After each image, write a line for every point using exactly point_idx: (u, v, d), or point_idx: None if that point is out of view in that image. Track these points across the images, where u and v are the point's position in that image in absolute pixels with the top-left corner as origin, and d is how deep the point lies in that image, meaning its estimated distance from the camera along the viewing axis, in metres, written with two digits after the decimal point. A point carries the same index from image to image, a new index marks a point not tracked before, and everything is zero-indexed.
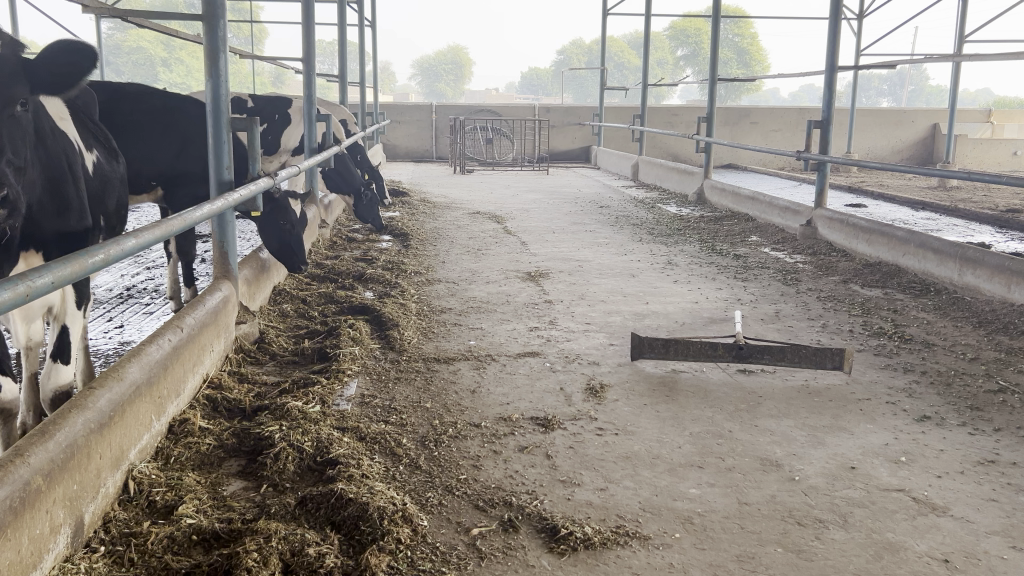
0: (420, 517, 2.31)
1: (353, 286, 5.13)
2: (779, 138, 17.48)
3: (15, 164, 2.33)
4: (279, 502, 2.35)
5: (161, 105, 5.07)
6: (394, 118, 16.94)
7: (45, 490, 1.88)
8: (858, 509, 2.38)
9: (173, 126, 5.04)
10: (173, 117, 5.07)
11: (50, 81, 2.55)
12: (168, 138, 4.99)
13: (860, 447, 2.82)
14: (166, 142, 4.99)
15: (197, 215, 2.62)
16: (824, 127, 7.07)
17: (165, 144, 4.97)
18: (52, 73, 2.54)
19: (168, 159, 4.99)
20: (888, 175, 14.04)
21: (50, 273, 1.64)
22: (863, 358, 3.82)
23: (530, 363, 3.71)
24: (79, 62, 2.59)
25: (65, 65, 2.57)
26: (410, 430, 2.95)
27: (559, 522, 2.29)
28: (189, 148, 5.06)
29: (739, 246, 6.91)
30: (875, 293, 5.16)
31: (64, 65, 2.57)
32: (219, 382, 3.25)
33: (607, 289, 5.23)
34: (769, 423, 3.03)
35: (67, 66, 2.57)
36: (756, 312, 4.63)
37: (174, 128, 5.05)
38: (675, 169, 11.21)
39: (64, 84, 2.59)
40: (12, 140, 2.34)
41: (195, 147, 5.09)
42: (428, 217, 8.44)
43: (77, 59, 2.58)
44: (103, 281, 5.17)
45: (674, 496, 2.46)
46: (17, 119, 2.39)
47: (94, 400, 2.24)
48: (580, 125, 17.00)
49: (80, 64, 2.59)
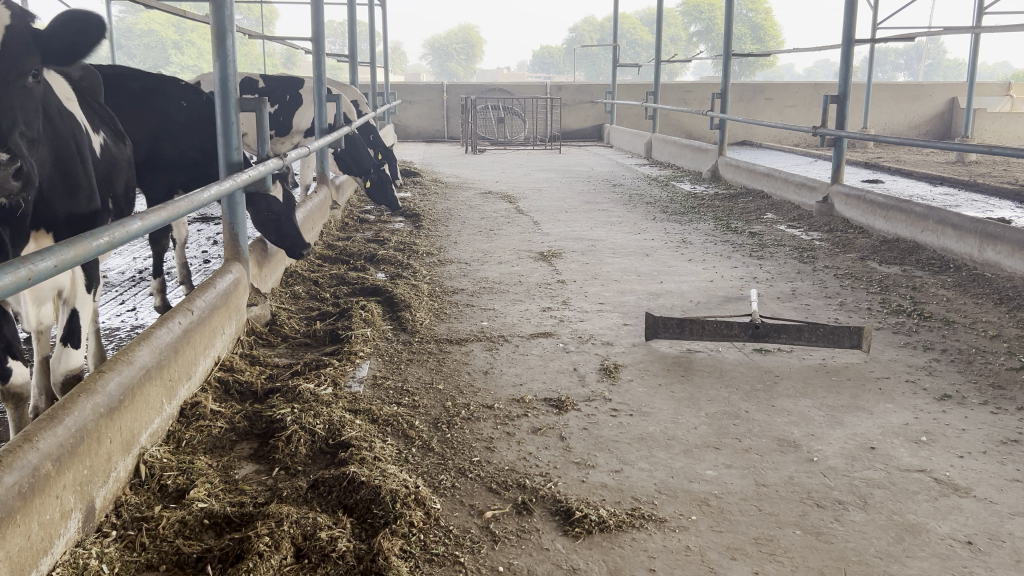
0: (433, 500, 2.29)
1: (365, 267, 5.09)
2: (794, 115, 17.30)
3: (26, 135, 2.31)
4: (291, 487, 2.33)
5: (138, 90, 4.62)
6: (405, 98, 16.86)
7: (55, 475, 1.87)
8: (878, 490, 2.34)
9: (150, 113, 4.63)
10: (151, 103, 4.65)
11: (58, 53, 2.51)
12: (144, 127, 4.59)
13: (880, 427, 2.77)
14: (142, 131, 4.59)
15: (207, 196, 2.58)
16: (841, 103, 6.96)
17: (141, 134, 4.58)
18: (61, 45, 2.51)
19: (143, 150, 4.61)
20: (905, 150, 13.86)
21: (52, 256, 1.58)
22: (881, 336, 3.76)
23: (543, 344, 3.67)
24: (88, 33, 2.57)
25: (73, 37, 2.54)
26: (423, 412, 2.92)
27: (574, 505, 2.26)
28: (167, 138, 4.67)
29: (754, 224, 6.84)
30: (893, 270, 5.08)
31: (73, 38, 2.54)
32: (231, 365, 3.24)
33: (621, 268, 5.18)
34: (787, 403, 2.99)
35: (76, 37, 2.54)
36: (773, 291, 4.57)
37: (152, 115, 4.63)
38: (689, 146, 11.11)
39: (72, 56, 2.55)
40: (23, 111, 2.31)
41: (175, 135, 4.69)
42: (440, 197, 8.40)
43: (85, 29, 2.56)
44: (115, 265, 5.16)
45: (691, 478, 2.43)
46: (28, 91, 2.36)
47: (103, 384, 2.22)
48: (592, 103, 16.87)
49: (89, 34, 2.57)
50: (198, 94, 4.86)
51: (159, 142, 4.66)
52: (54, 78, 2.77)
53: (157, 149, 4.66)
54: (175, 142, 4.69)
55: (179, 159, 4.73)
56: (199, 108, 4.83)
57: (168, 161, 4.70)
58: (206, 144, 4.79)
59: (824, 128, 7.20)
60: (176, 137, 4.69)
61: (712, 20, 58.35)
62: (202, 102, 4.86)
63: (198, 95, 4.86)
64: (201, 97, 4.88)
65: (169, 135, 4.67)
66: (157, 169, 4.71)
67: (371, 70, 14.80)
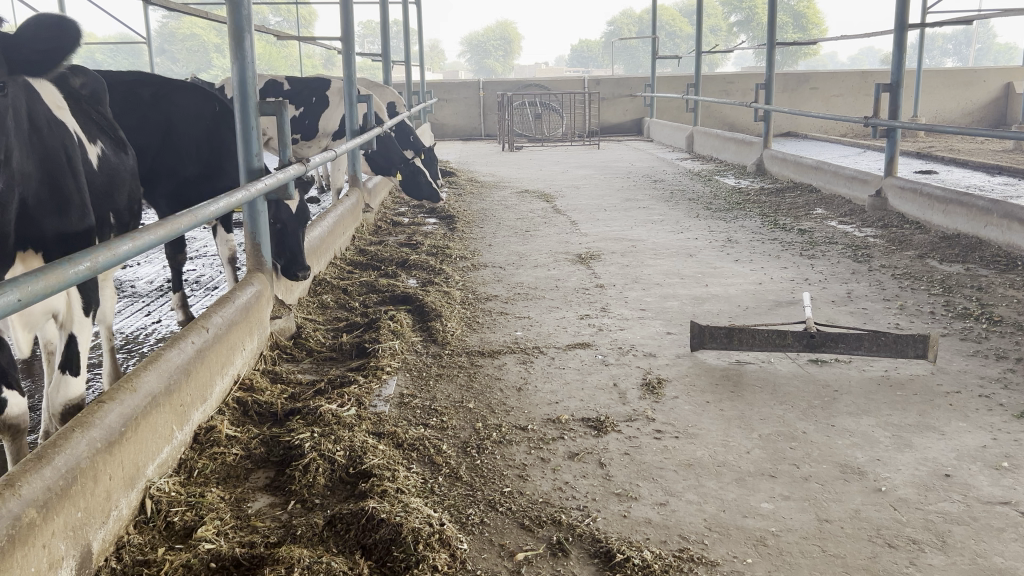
0: (460, 539, 2.09)
1: (395, 273, 4.91)
2: (841, 104, 16.83)
3: None
4: (306, 523, 2.15)
5: (146, 94, 4.54)
6: (441, 96, 16.70)
7: (41, 524, 1.69)
8: (958, 527, 2.08)
9: (158, 119, 4.53)
10: (159, 108, 4.55)
11: (30, 63, 2.20)
12: (151, 131, 4.48)
13: (954, 451, 2.51)
14: (149, 137, 4.48)
15: (212, 209, 2.39)
16: (894, 92, 6.58)
17: (148, 139, 4.45)
18: (31, 55, 2.19)
19: (147, 157, 4.47)
20: (958, 138, 13.35)
21: (16, 289, 1.38)
22: (948, 344, 3.47)
23: (581, 356, 3.45)
24: (62, 41, 2.23)
25: (45, 44, 2.20)
26: (451, 435, 2.72)
27: (615, 546, 2.04)
28: (172, 144, 4.55)
29: (804, 220, 6.53)
30: (956, 269, 4.77)
31: (44, 47, 2.21)
32: (251, 383, 3.08)
33: (663, 270, 4.93)
34: (847, 423, 2.73)
35: (48, 44, 2.21)
36: (826, 294, 4.29)
37: (158, 122, 4.53)
38: (732, 139, 10.77)
39: (44, 65, 2.22)
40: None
41: (182, 143, 4.58)
42: (475, 197, 8.20)
43: (59, 36, 2.22)
44: (143, 275, 5.08)
45: (745, 513, 2.19)
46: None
47: (102, 416, 2.06)
48: (632, 97, 16.56)
49: (63, 40, 2.23)
50: (211, 101, 4.77)
51: (164, 147, 4.53)
52: (45, 86, 2.62)
53: (161, 156, 4.53)
54: (182, 148, 4.58)
55: (183, 170, 4.59)
56: (209, 115, 4.72)
57: (173, 171, 4.56)
58: (209, 148, 4.66)
59: (877, 117, 6.81)
60: (182, 142, 4.57)
61: (753, 9, 57.36)
62: (213, 109, 4.75)
63: (211, 103, 4.76)
64: (213, 105, 4.78)
65: (173, 141, 4.55)
66: (160, 176, 4.54)
67: (407, 69, 14.61)
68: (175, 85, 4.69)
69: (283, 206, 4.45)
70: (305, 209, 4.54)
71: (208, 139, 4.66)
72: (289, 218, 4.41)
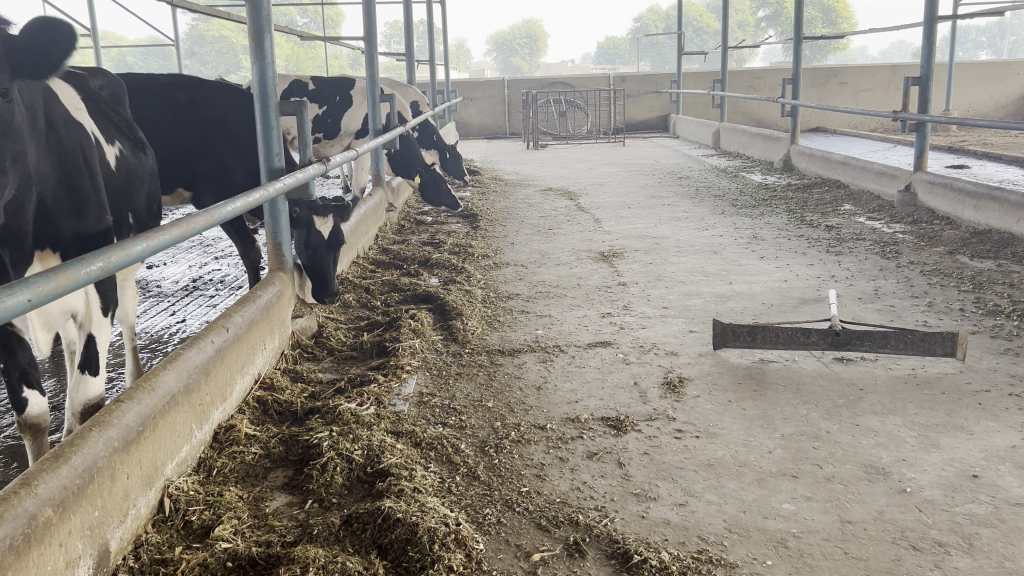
0: (477, 540, 2.07)
1: (417, 272, 4.91)
2: (871, 98, 16.61)
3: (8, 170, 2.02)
4: (323, 523, 2.15)
5: (184, 96, 4.60)
6: (466, 95, 16.71)
7: (57, 523, 1.70)
8: (986, 530, 2.03)
9: (195, 119, 4.60)
10: (196, 108, 4.62)
11: (29, 66, 2.15)
12: (188, 132, 4.55)
13: (982, 451, 2.45)
14: (186, 138, 4.56)
15: (229, 209, 2.39)
16: (923, 85, 6.47)
17: (184, 141, 4.53)
18: (29, 55, 2.14)
19: (186, 159, 4.57)
20: (991, 132, 13.12)
21: (27, 289, 1.37)
22: (977, 342, 3.40)
23: (601, 354, 3.43)
24: (59, 42, 2.19)
25: (44, 45, 2.16)
26: (469, 434, 2.71)
27: (632, 547, 2.01)
28: (210, 145, 4.63)
29: (831, 216, 6.44)
30: (987, 265, 4.68)
31: (45, 49, 2.17)
32: (272, 382, 3.09)
33: (687, 268, 4.88)
34: (872, 422, 2.68)
35: (46, 46, 2.17)
36: (853, 291, 4.22)
37: (196, 122, 4.60)
38: (759, 135, 10.66)
39: (43, 68, 2.17)
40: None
41: (219, 143, 4.65)
42: (499, 195, 8.19)
43: (57, 39, 2.18)
44: (170, 274, 5.13)
45: (765, 514, 2.16)
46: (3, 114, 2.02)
47: (120, 416, 2.07)
48: (657, 93, 16.46)
49: (59, 44, 2.19)
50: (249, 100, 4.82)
51: (203, 148, 4.62)
52: (62, 88, 2.65)
53: (200, 158, 4.62)
54: (220, 148, 4.66)
55: (223, 170, 4.67)
56: (248, 114, 4.76)
57: (212, 171, 4.65)
58: (247, 146, 4.72)
59: (906, 111, 6.69)
60: (220, 142, 4.65)
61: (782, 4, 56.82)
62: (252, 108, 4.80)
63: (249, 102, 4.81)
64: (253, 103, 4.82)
65: (211, 142, 4.63)
66: (201, 178, 4.65)
67: (431, 68, 14.62)
68: (212, 85, 4.74)
69: (315, 231, 4.27)
70: (340, 232, 4.34)
71: (247, 138, 4.71)
72: (320, 246, 4.25)
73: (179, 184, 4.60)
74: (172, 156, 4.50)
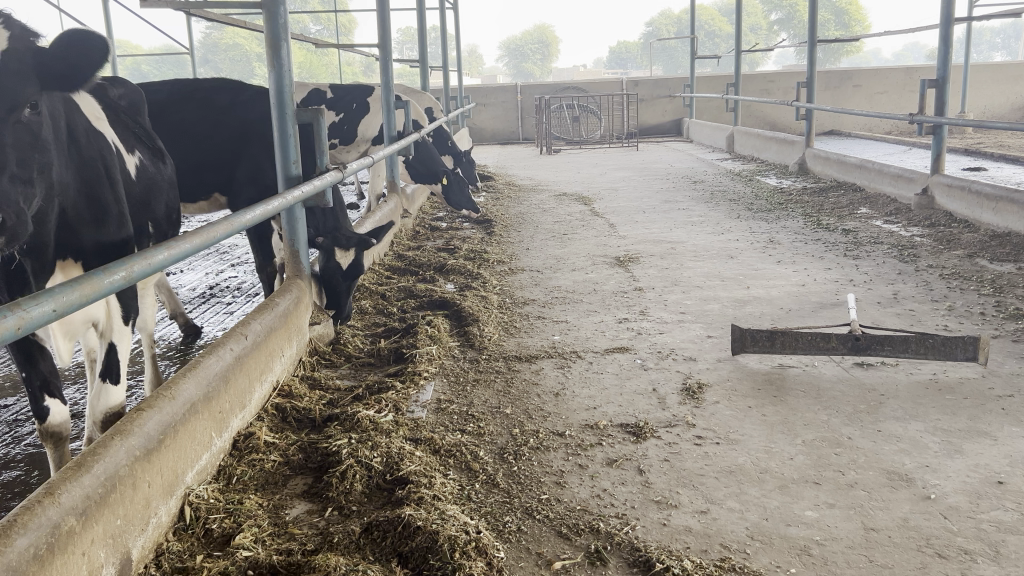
0: (497, 548, 2.06)
1: (433, 278, 4.91)
2: (886, 101, 16.52)
3: (28, 176, 2.03)
4: (344, 531, 2.14)
5: (224, 102, 4.70)
6: (479, 101, 16.74)
7: (80, 531, 1.71)
8: (1012, 537, 2.01)
9: (231, 125, 4.62)
10: (233, 115, 4.66)
11: (59, 79, 2.18)
12: (222, 137, 4.57)
13: (1007, 457, 2.42)
14: (221, 143, 4.56)
15: (250, 217, 2.40)
16: (941, 88, 6.42)
17: (217, 145, 4.55)
18: (58, 69, 2.16)
19: (220, 163, 4.56)
20: (1008, 134, 13.04)
21: (51, 299, 1.37)
22: (999, 346, 3.36)
23: (619, 360, 3.41)
24: (90, 56, 2.21)
25: (73, 59, 2.18)
26: (488, 441, 2.70)
27: (654, 555, 2.00)
28: (246, 149, 4.59)
29: (847, 220, 6.41)
30: (1007, 268, 4.64)
31: (75, 61, 2.19)
32: (290, 390, 3.09)
33: (704, 273, 4.86)
34: (895, 428, 2.66)
35: (77, 59, 2.19)
36: (872, 295, 4.20)
37: (232, 128, 4.61)
38: (773, 138, 10.62)
39: (73, 81, 2.20)
40: (17, 150, 2.00)
41: (253, 147, 4.58)
42: (514, 201, 8.19)
43: (88, 52, 2.21)
44: (188, 282, 5.16)
45: (788, 521, 2.14)
46: (22, 124, 2.04)
47: (141, 424, 2.07)
48: (671, 97, 16.45)
49: (92, 57, 2.21)
50: None
51: (238, 153, 4.58)
52: (84, 98, 2.68)
53: (236, 163, 4.58)
54: (255, 151, 4.57)
55: (258, 173, 4.54)
56: None
57: (247, 176, 4.55)
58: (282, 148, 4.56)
59: (922, 114, 6.65)
60: (254, 145, 4.58)
61: (794, 7, 56.63)
62: None
63: None
64: None
65: (247, 145, 4.59)
66: (236, 183, 4.59)
67: (444, 74, 14.63)
68: (257, 95, 4.84)
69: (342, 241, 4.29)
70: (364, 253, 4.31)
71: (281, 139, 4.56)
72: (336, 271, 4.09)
73: (217, 189, 4.61)
74: (204, 157, 4.52)
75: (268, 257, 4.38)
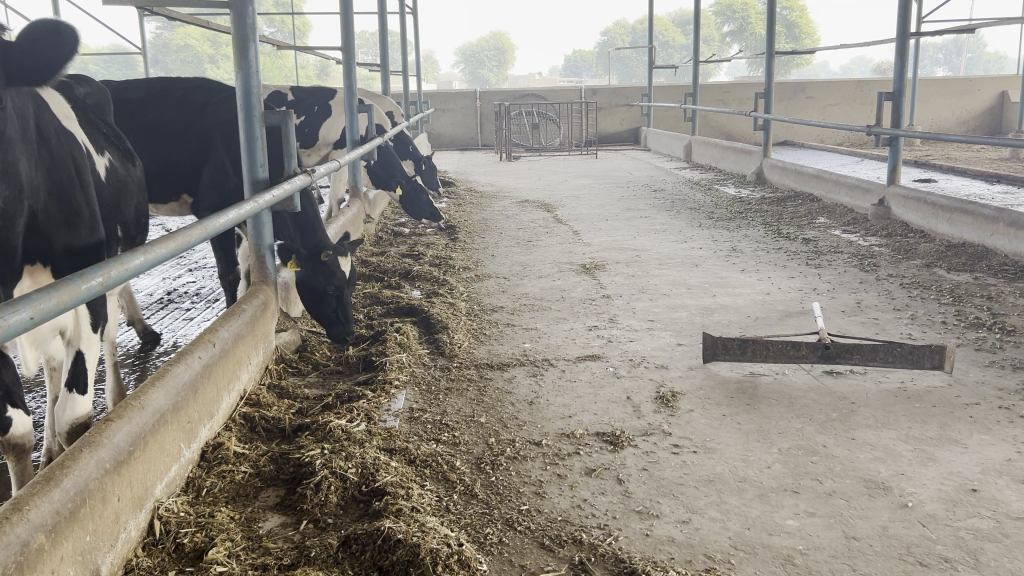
0: (479, 561, 2.02)
1: (399, 284, 4.85)
2: (837, 113, 16.87)
3: None
4: (320, 544, 2.08)
5: (199, 103, 4.60)
6: (438, 106, 16.69)
7: (49, 549, 1.63)
8: (990, 545, 2.03)
9: (200, 127, 4.49)
10: (203, 116, 4.53)
11: (28, 72, 2.09)
12: (191, 139, 4.48)
13: (978, 464, 2.46)
14: (190, 146, 4.48)
15: (222, 221, 2.33)
16: (897, 101, 6.54)
17: (184, 147, 4.46)
18: (26, 61, 2.07)
19: (186, 166, 4.47)
20: (955, 148, 13.39)
21: (28, 307, 1.31)
22: (963, 355, 3.42)
23: (592, 368, 3.40)
24: (61, 47, 2.12)
25: (43, 51, 2.09)
26: (464, 451, 2.66)
27: (638, 566, 1.99)
28: (213, 152, 4.46)
29: (807, 229, 6.50)
30: (964, 278, 4.74)
31: (43, 53, 2.09)
32: (258, 399, 3.01)
33: (670, 281, 4.88)
34: (867, 436, 2.68)
35: (47, 51, 2.09)
36: (836, 304, 4.25)
37: (199, 129, 4.49)
38: (731, 148, 10.75)
39: (43, 73, 2.10)
40: None
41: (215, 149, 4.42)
42: (476, 207, 8.16)
43: (58, 43, 2.11)
44: (144, 287, 5.02)
45: (770, 530, 2.14)
46: None
47: (111, 435, 2.00)
48: (628, 106, 16.59)
49: (61, 48, 2.12)
50: None
51: (204, 155, 4.46)
52: (52, 96, 2.59)
53: (202, 166, 4.47)
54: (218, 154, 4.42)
55: (219, 177, 4.40)
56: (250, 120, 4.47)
57: (210, 179, 4.43)
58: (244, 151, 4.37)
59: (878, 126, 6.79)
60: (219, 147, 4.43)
61: (747, 20, 57.64)
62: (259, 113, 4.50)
63: None
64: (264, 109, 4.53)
65: (213, 148, 4.45)
66: (203, 187, 4.48)
67: (403, 79, 14.54)
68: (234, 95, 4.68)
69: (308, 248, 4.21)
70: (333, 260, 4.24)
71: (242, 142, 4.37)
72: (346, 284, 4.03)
73: (186, 191, 4.55)
74: (171, 161, 4.47)
75: (232, 264, 4.29)
